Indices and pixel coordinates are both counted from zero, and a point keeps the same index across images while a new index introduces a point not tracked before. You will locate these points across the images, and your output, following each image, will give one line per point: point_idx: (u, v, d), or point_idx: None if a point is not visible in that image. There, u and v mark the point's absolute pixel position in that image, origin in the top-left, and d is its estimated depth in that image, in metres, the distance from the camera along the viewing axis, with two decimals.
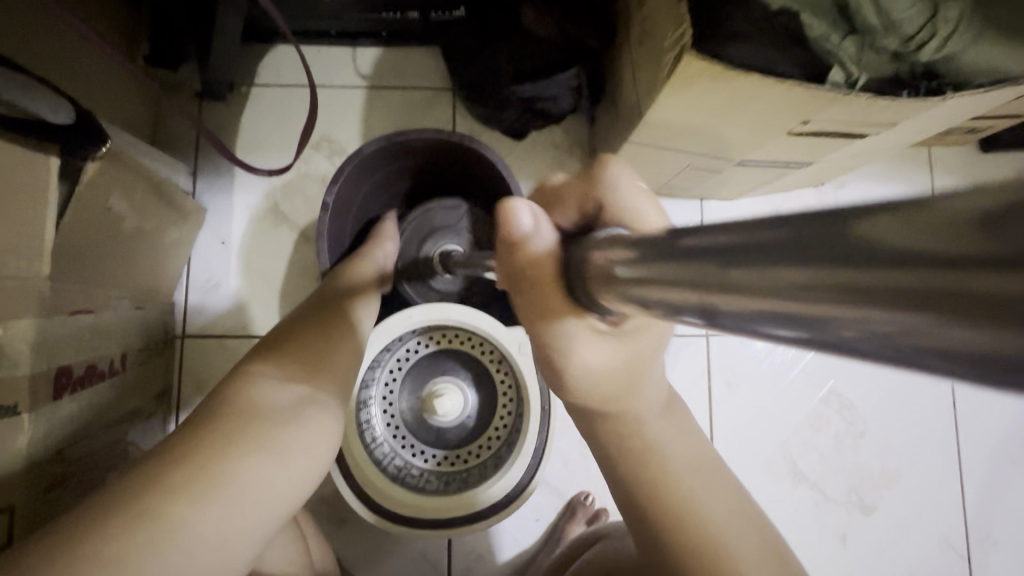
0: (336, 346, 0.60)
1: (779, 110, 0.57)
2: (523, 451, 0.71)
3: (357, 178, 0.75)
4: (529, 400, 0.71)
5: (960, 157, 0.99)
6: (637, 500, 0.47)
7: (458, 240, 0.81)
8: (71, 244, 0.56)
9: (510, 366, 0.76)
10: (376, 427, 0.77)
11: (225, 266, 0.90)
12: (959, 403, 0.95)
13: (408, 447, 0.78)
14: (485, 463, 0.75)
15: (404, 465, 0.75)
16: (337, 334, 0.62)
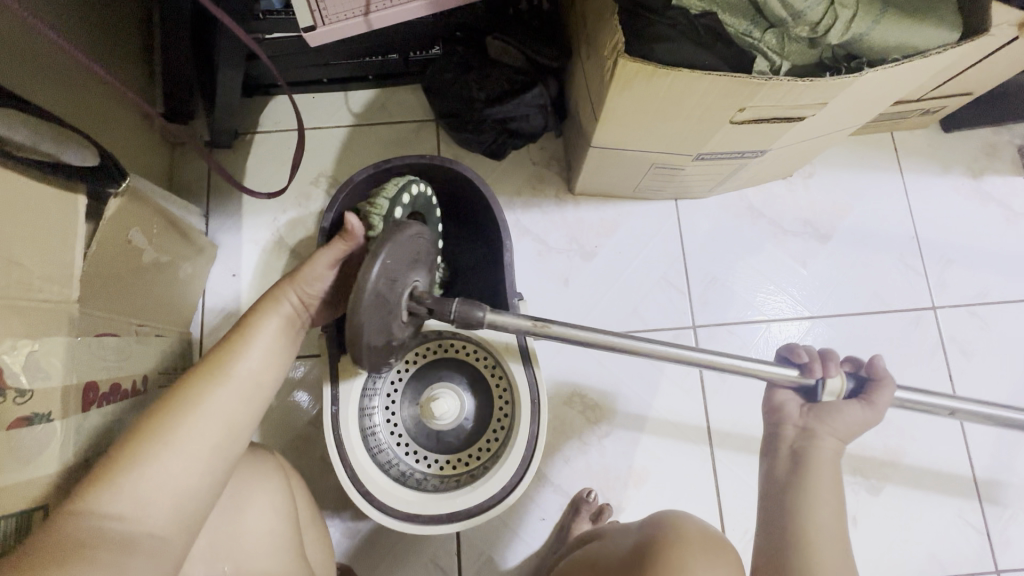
0: (194, 453, 0.49)
1: (714, 102, 0.63)
2: (520, 447, 0.69)
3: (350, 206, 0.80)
4: (525, 394, 0.71)
5: (922, 140, 1.03)
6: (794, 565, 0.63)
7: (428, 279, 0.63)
8: (95, 271, 0.64)
9: (504, 369, 0.76)
10: (379, 434, 0.76)
11: (236, 297, 0.97)
12: (957, 377, 0.95)
13: (410, 454, 0.77)
14: (486, 464, 0.74)
15: (408, 470, 0.74)
16: (198, 440, 0.49)
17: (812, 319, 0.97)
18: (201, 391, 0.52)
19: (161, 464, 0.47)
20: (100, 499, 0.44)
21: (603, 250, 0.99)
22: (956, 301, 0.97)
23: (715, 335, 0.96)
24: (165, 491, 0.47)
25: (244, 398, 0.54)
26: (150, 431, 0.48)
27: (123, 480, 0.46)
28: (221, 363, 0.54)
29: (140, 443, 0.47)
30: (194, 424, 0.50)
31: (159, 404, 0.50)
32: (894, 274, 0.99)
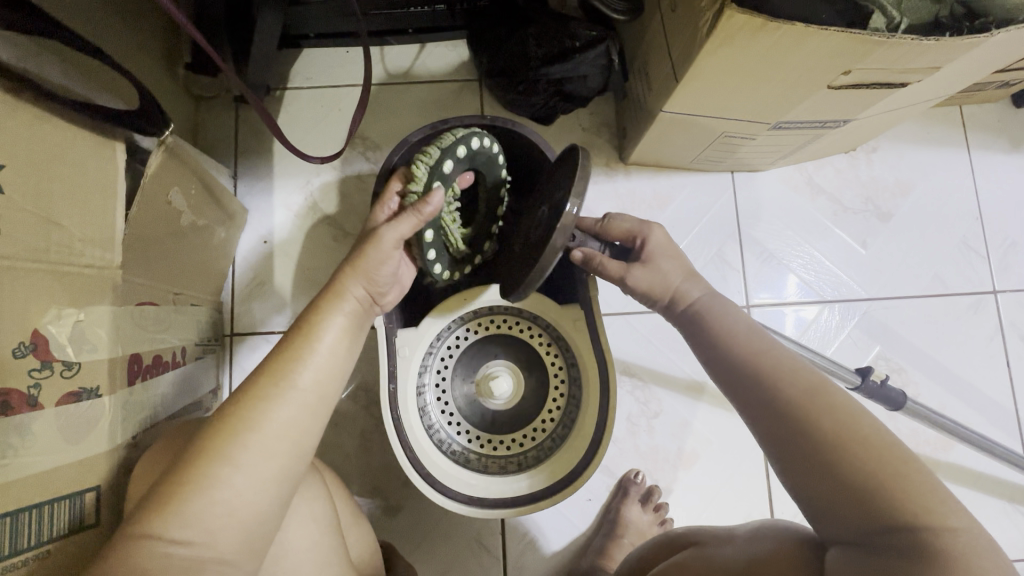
0: (259, 474, 0.47)
1: (818, 63, 0.57)
2: (586, 428, 0.66)
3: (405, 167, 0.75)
4: (592, 375, 0.67)
5: (992, 115, 0.98)
6: (847, 498, 0.45)
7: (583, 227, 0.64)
8: (137, 236, 0.59)
9: (564, 347, 0.72)
10: (430, 414, 0.72)
11: (268, 264, 0.92)
12: (1015, 362, 0.92)
13: (463, 434, 0.74)
14: (545, 445, 0.71)
15: (462, 451, 0.71)
16: (262, 447, 0.48)
17: (869, 300, 0.94)
18: (267, 404, 0.49)
19: (227, 483, 0.46)
20: (167, 525, 0.43)
21: (655, 224, 0.94)
22: (1018, 286, 0.94)
23: (770, 315, 0.93)
24: (229, 516, 0.45)
25: (308, 409, 0.51)
26: (216, 450, 0.46)
27: (191, 506, 0.44)
28: (283, 371, 0.51)
29: (207, 464, 0.45)
30: (257, 438, 0.48)
31: (224, 418, 0.48)
32: (955, 256, 0.95)
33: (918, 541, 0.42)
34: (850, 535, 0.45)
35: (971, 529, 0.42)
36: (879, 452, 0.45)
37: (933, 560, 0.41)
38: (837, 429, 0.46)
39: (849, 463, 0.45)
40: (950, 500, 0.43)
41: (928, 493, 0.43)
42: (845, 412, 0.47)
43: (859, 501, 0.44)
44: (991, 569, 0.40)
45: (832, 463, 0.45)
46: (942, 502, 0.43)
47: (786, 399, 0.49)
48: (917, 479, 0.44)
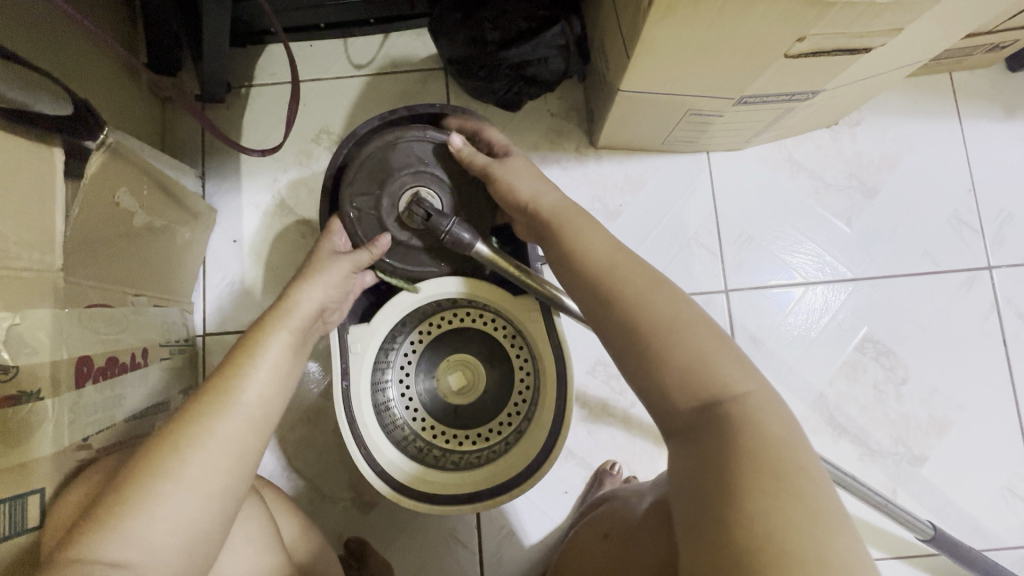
0: (202, 482, 0.44)
1: (767, 31, 0.54)
2: (544, 421, 0.65)
3: None
4: (551, 367, 0.66)
5: (985, 81, 0.93)
6: (669, 384, 0.45)
7: (419, 184, 0.68)
8: (82, 238, 0.59)
9: (526, 339, 0.71)
10: (393, 409, 0.72)
11: (238, 264, 0.92)
12: (1011, 340, 0.88)
13: (427, 430, 0.73)
14: (509, 438, 0.69)
15: (426, 446, 0.70)
16: (211, 454, 0.45)
17: (854, 281, 0.90)
18: (210, 419, 0.47)
19: (168, 500, 0.43)
20: (106, 545, 0.41)
21: (627, 209, 0.92)
22: (1013, 261, 0.89)
23: (749, 301, 0.89)
24: (172, 532, 0.42)
25: (253, 422, 0.48)
26: (152, 468, 0.43)
27: (128, 525, 0.41)
28: (227, 385, 0.49)
29: (144, 480, 0.43)
30: (204, 448, 0.45)
31: (165, 433, 0.46)
32: (945, 232, 0.90)
33: (726, 413, 0.43)
34: (677, 429, 0.45)
35: (757, 389, 0.44)
36: (695, 335, 0.45)
37: (735, 427, 0.42)
38: (659, 323, 0.46)
39: (672, 349, 0.45)
40: (747, 365, 0.45)
41: (731, 364, 0.45)
42: (671, 300, 0.47)
43: (670, 383, 0.45)
44: (775, 427, 0.42)
45: (658, 349, 0.45)
46: (736, 369, 0.45)
47: (617, 300, 0.49)
48: (722, 355, 0.45)
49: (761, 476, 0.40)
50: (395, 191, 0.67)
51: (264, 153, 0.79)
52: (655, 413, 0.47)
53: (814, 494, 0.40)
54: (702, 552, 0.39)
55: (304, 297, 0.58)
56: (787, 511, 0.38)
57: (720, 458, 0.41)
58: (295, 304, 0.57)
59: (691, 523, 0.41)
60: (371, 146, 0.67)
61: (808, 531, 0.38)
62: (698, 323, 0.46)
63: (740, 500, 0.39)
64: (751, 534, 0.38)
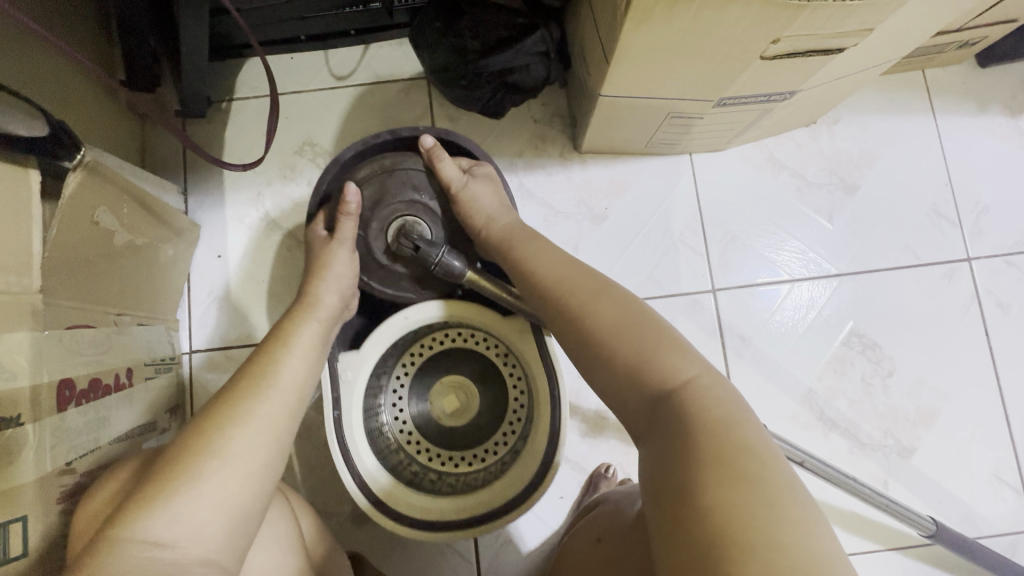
0: (245, 458, 0.47)
1: (742, 35, 0.55)
2: (539, 443, 0.65)
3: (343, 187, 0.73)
4: (544, 389, 0.66)
5: (957, 77, 0.95)
6: (619, 382, 0.48)
7: (412, 214, 0.70)
8: (62, 259, 0.58)
9: (517, 359, 0.70)
10: (388, 435, 0.71)
11: (224, 279, 0.91)
12: (991, 330, 0.90)
13: (423, 454, 0.73)
14: (504, 460, 0.70)
15: (421, 471, 0.70)
16: (254, 431, 0.49)
17: (838, 277, 0.91)
18: (250, 400, 0.51)
19: (214, 476, 0.45)
20: (149, 525, 0.42)
21: (613, 213, 0.92)
22: (992, 252, 0.91)
23: (736, 301, 0.90)
24: (216, 507, 0.44)
25: (288, 404, 0.53)
26: (199, 447, 0.46)
27: (174, 502, 0.43)
28: (264, 372, 0.53)
29: (190, 458, 0.46)
30: (247, 425, 0.49)
31: (206, 417, 0.49)
32: (925, 225, 0.92)
33: (671, 402, 0.45)
34: (637, 426, 0.48)
35: (700, 377, 0.47)
36: (635, 334, 0.49)
37: (682, 416, 0.44)
38: (604, 326, 0.50)
39: (615, 349, 0.49)
40: (690, 355, 0.48)
41: (674, 355, 0.48)
42: (613, 304, 0.52)
43: (619, 380, 0.48)
44: (719, 409, 0.44)
45: (603, 351, 0.50)
46: (683, 359, 0.47)
47: (567, 308, 0.54)
48: (664, 348, 0.48)
49: (709, 461, 0.41)
50: (387, 219, 0.69)
51: (244, 167, 0.78)
52: (617, 414, 0.50)
53: (771, 476, 0.41)
54: (671, 545, 0.40)
55: (326, 293, 0.64)
56: (733, 493, 0.39)
57: (679, 447, 0.43)
58: (317, 302, 0.63)
59: (659, 516, 0.42)
60: (371, 171, 0.69)
61: (766, 512, 0.38)
62: (640, 321, 0.50)
63: (690, 484, 0.40)
64: (702, 520, 0.39)
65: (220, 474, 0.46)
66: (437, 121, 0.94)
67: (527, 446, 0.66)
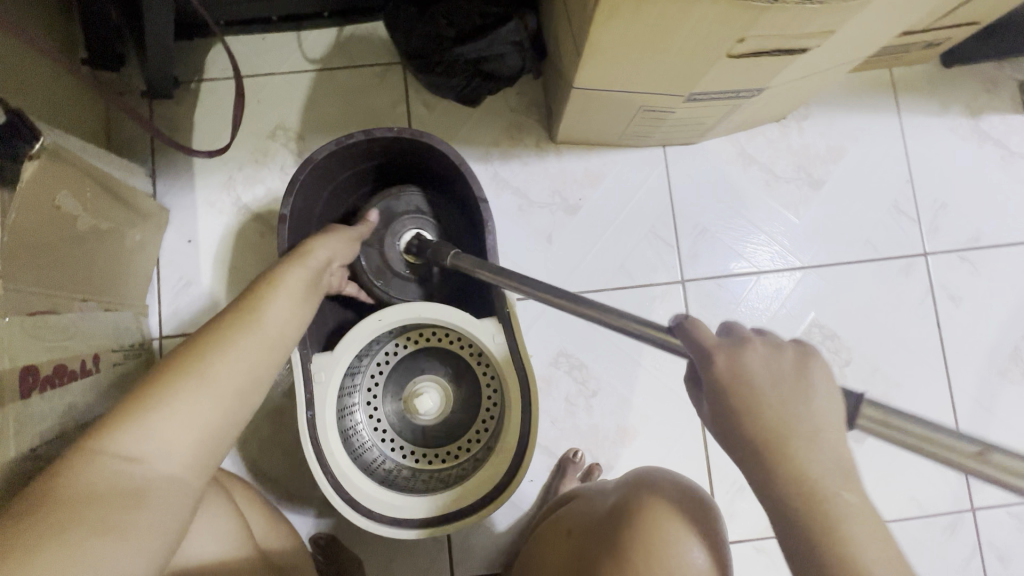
0: (221, 396, 0.43)
1: (710, 35, 0.56)
2: (510, 443, 0.67)
3: (316, 184, 0.72)
4: (516, 392, 0.67)
5: (923, 76, 0.98)
6: None
7: (420, 226, 0.79)
8: (22, 245, 0.57)
9: (490, 359, 0.71)
10: (361, 432, 0.72)
11: (195, 264, 0.90)
12: (943, 323, 0.94)
13: (397, 450, 0.74)
14: (477, 458, 0.71)
15: (396, 467, 0.71)
16: (234, 369, 0.45)
17: (804, 269, 0.94)
18: (235, 335, 0.46)
19: (188, 407, 0.42)
20: (122, 441, 0.40)
21: (587, 203, 0.93)
22: (947, 247, 0.95)
23: (704, 291, 0.93)
24: (187, 442, 0.41)
25: (273, 347, 0.48)
26: (171, 377, 0.43)
27: (146, 422, 0.40)
28: (253, 308, 0.49)
29: (165, 382, 0.42)
30: (228, 365, 0.45)
31: (195, 340, 0.45)
32: (886, 221, 0.95)
33: None
34: None
35: None
36: None
37: None
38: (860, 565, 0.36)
39: None
40: None
41: None
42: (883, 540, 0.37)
43: None
44: None
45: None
46: None
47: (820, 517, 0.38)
48: None
49: None
50: (398, 233, 0.79)
51: (211, 154, 0.77)
52: None
53: None
54: None
55: (327, 247, 0.60)
56: None
57: None
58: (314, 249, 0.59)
59: None
60: (379, 198, 0.79)
61: None
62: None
63: None
64: None
65: (191, 404, 0.42)
66: (412, 107, 0.94)
67: (499, 446, 0.67)
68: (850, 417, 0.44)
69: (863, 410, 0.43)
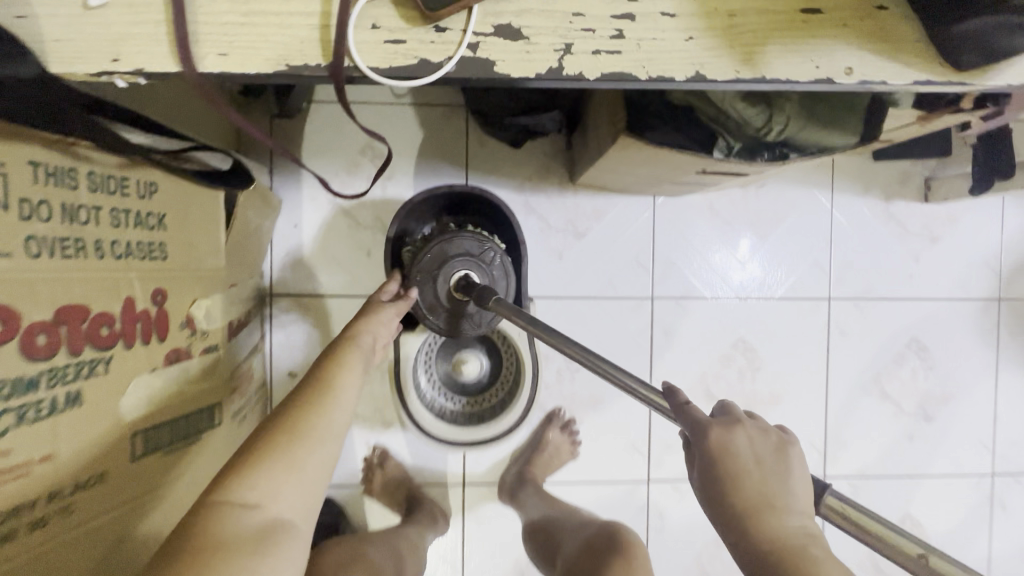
0: (312, 461, 0.59)
1: (686, 162, 0.88)
2: (518, 402, 1.05)
3: (408, 216, 1.07)
4: (527, 371, 1.04)
5: (856, 165, 1.29)
6: None
7: (470, 264, 0.88)
8: (229, 244, 0.90)
9: (511, 345, 1.08)
10: (422, 382, 1.09)
11: (298, 243, 1.22)
12: (831, 348, 1.31)
13: (443, 395, 1.11)
14: (496, 406, 1.09)
15: (443, 406, 1.09)
16: (321, 436, 0.61)
17: (741, 299, 1.29)
18: (316, 411, 0.63)
19: (286, 469, 0.57)
20: (241, 492, 0.54)
21: (591, 232, 1.26)
22: (846, 295, 1.31)
23: (667, 307, 1.28)
24: (286, 493, 0.56)
25: (343, 419, 0.65)
26: (273, 445, 0.58)
27: (257, 478, 0.55)
28: (325, 389, 0.66)
29: (271, 449, 0.58)
30: (313, 436, 0.60)
31: (289, 416, 0.62)
32: (806, 271, 1.30)
33: None
34: None
35: None
36: None
37: None
38: None
39: None
40: None
41: None
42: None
43: None
44: None
45: None
46: None
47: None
48: None
49: None
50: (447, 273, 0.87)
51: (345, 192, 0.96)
52: None
53: None
54: None
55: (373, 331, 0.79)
56: None
57: None
58: (365, 332, 0.79)
59: None
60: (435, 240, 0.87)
61: None
62: None
63: None
64: None
65: (288, 467, 0.57)
66: (470, 143, 1.23)
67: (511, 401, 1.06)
68: (816, 502, 0.56)
69: (825, 498, 0.56)
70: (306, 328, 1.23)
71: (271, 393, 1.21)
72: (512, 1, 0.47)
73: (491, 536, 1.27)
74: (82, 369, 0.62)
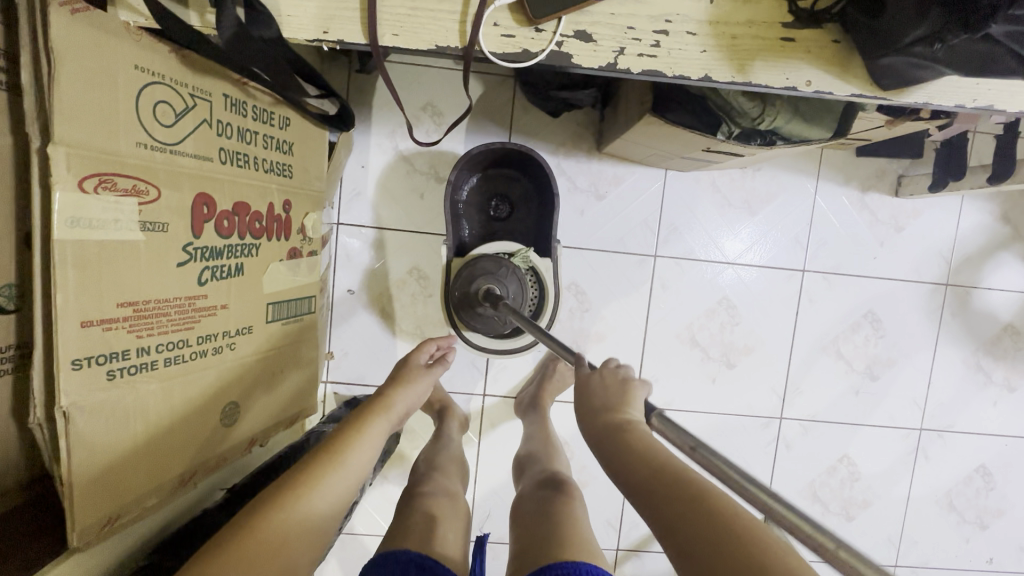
0: (300, 531, 0.65)
1: (695, 141, 1.11)
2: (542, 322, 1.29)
3: (464, 166, 1.30)
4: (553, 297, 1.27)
5: (840, 158, 1.51)
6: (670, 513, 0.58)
7: (489, 278, 1.21)
8: (328, 173, 1.13)
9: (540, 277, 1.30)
10: None
11: (364, 182, 1.44)
12: (800, 312, 1.56)
13: None
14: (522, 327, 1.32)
15: None
16: (314, 506, 0.67)
17: (729, 263, 1.53)
18: (317, 478, 0.69)
19: (275, 536, 0.63)
20: (235, 554, 0.60)
21: (610, 195, 1.49)
22: (817, 269, 1.55)
23: (666, 264, 1.52)
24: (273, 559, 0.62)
25: (338, 492, 0.71)
26: (271, 510, 0.65)
27: (249, 541, 0.62)
28: (333, 453, 0.73)
29: (267, 515, 0.64)
30: (305, 508, 0.67)
31: (293, 478, 0.69)
32: (787, 245, 1.54)
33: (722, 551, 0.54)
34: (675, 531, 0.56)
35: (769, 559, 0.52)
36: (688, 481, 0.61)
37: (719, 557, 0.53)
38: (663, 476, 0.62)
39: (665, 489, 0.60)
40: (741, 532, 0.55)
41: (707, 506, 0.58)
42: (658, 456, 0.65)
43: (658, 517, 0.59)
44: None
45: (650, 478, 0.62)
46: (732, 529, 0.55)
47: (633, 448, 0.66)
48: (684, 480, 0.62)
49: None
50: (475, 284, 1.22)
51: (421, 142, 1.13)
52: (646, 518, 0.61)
53: None
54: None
55: (400, 402, 0.87)
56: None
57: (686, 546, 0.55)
58: (393, 398, 0.87)
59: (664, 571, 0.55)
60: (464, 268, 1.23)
61: None
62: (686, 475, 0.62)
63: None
64: None
65: (276, 534, 0.63)
66: (515, 109, 1.44)
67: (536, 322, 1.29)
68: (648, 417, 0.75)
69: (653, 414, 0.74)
70: (364, 253, 1.46)
71: (333, 304, 1.46)
72: (587, 16, 0.71)
73: (503, 439, 1.54)
74: (244, 248, 0.87)
